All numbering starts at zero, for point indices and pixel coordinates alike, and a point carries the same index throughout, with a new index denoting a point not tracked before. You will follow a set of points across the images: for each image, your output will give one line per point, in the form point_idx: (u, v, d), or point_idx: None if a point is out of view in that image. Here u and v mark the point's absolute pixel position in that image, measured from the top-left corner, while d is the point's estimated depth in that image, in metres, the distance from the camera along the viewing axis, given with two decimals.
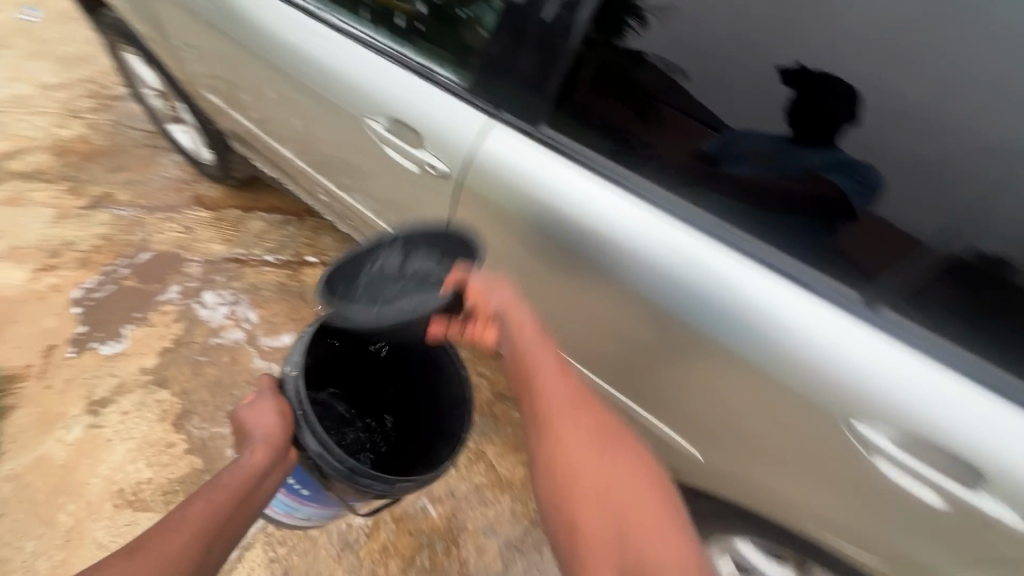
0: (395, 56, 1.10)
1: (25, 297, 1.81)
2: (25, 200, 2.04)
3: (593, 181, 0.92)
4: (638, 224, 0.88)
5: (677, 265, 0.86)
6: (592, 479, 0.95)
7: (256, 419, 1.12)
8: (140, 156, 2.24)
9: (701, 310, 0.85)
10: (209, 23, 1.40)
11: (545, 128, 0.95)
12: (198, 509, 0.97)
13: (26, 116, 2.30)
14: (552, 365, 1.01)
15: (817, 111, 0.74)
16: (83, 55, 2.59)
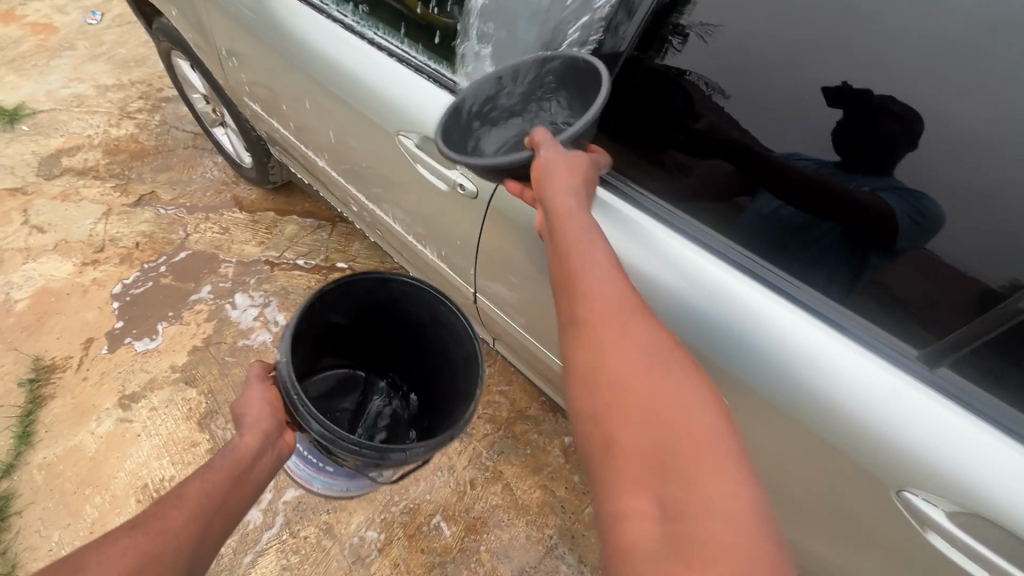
0: (431, 74, 1.10)
1: (70, 290, 1.88)
2: (76, 196, 2.13)
3: (619, 206, 0.89)
4: (663, 252, 0.84)
5: (699, 297, 0.81)
6: (629, 388, 0.59)
7: (246, 403, 1.06)
8: (185, 157, 2.31)
9: (726, 347, 0.79)
10: (253, 32, 1.42)
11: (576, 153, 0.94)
12: (195, 487, 0.88)
13: (82, 115, 2.40)
14: (610, 278, 0.69)
15: (865, 136, 0.70)
16: (138, 57, 2.70)
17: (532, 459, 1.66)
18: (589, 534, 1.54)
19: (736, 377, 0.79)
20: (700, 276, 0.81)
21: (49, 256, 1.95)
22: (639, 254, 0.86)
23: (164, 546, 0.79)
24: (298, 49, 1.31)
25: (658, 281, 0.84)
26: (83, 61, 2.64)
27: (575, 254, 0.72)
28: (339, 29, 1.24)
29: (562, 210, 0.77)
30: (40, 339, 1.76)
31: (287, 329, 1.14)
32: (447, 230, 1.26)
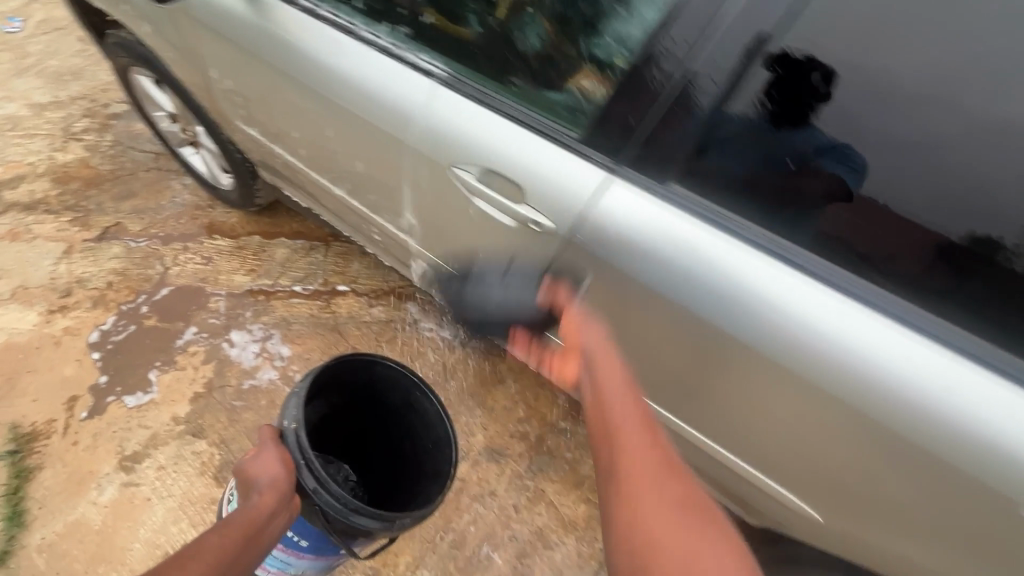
0: (483, 98, 0.95)
1: (39, 342, 1.67)
2: (28, 234, 1.89)
3: (722, 238, 0.87)
4: (773, 285, 0.85)
5: (778, 311, 0.85)
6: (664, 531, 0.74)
7: (260, 466, 1.01)
8: (148, 180, 2.09)
9: (843, 372, 0.84)
10: (228, 39, 1.18)
11: (673, 185, 0.88)
12: (213, 543, 0.88)
13: (20, 140, 2.13)
14: (641, 429, 0.84)
15: (793, 101, 0.76)
16: (74, 69, 2.41)
17: (571, 474, 1.63)
18: None
19: (816, 377, 0.86)
20: (781, 291, 0.85)
21: (8, 306, 1.73)
22: (751, 288, 0.86)
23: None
24: (298, 59, 1.09)
25: (734, 295, 0.87)
26: (9, 76, 2.34)
27: (616, 413, 0.85)
28: (353, 42, 1.04)
29: (599, 355, 0.90)
30: (13, 403, 1.56)
31: (292, 397, 1.09)
32: (502, 266, 1.13)
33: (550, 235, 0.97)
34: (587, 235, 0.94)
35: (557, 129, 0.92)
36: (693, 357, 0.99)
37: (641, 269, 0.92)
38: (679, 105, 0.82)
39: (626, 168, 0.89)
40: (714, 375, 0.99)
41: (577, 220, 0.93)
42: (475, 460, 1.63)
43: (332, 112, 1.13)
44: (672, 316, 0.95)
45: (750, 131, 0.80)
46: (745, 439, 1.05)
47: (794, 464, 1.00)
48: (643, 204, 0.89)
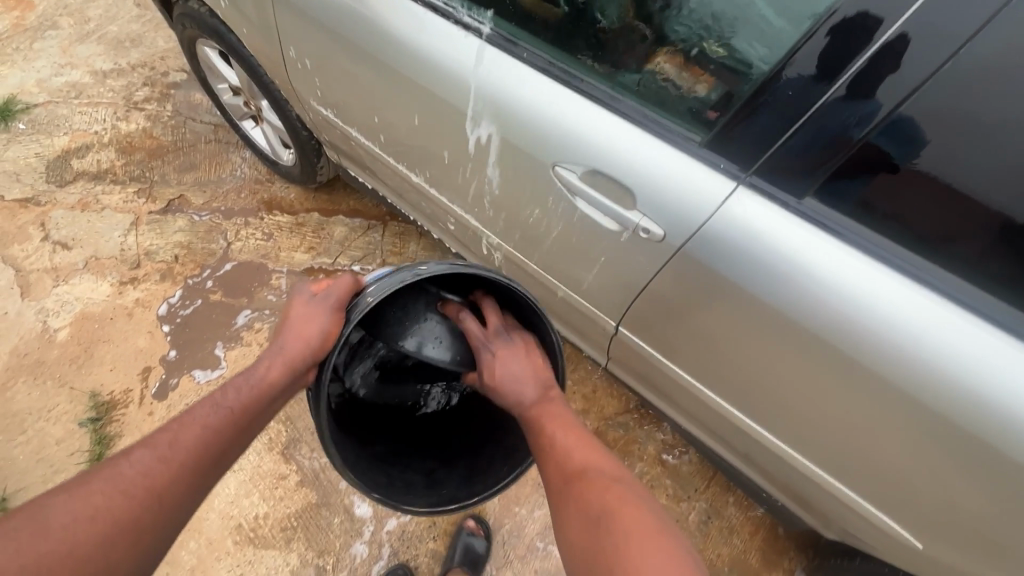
0: (603, 98, 0.86)
1: (112, 313, 1.72)
2: (97, 204, 1.92)
3: (809, 230, 0.79)
4: (857, 281, 0.78)
5: (884, 326, 0.79)
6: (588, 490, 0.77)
7: (298, 322, 0.91)
8: (209, 153, 2.09)
9: (916, 371, 0.79)
10: (312, 17, 1.15)
11: (805, 200, 0.78)
12: (198, 426, 0.79)
13: (85, 108, 2.15)
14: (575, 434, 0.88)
15: (884, 85, 0.65)
16: (133, 35, 2.39)
17: (630, 470, 1.62)
18: (698, 542, 1.54)
19: (914, 391, 0.81)
20: (892, 305, 0.78)
21: (82, 276, 1.78)
22: (827, 281, 0.80)
23: (139, 513, 0.70)
24: (390, 45, 1.05)
25: (836, 305, 0.80)
26: (72, 42, 2.34)
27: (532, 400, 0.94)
28: (456, 29, 0.96)
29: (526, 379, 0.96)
30: (92, 371, 1.61)
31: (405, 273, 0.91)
32: (600, 270, 1.06)
33: (659, 242, 0.88)
34: (694, 245, 0.86)
35: (670, 127, 0.82)
36: (750, 342, 0.95)
37: (711, 257, 0.86)
38: (776, 98, 0.72)
39: (754, 178, 0.79)
40: (767, 361, 0.95)
41: (690, 238, 0.86)
42: None
43: (418, 99, 1.09)
44: (757, 319, 0.90)
45: (801, 99, 0.70)
46: (817, 447, 1.02)
47: (840, 453, 0.98)
48: (760, 211, 0.80)
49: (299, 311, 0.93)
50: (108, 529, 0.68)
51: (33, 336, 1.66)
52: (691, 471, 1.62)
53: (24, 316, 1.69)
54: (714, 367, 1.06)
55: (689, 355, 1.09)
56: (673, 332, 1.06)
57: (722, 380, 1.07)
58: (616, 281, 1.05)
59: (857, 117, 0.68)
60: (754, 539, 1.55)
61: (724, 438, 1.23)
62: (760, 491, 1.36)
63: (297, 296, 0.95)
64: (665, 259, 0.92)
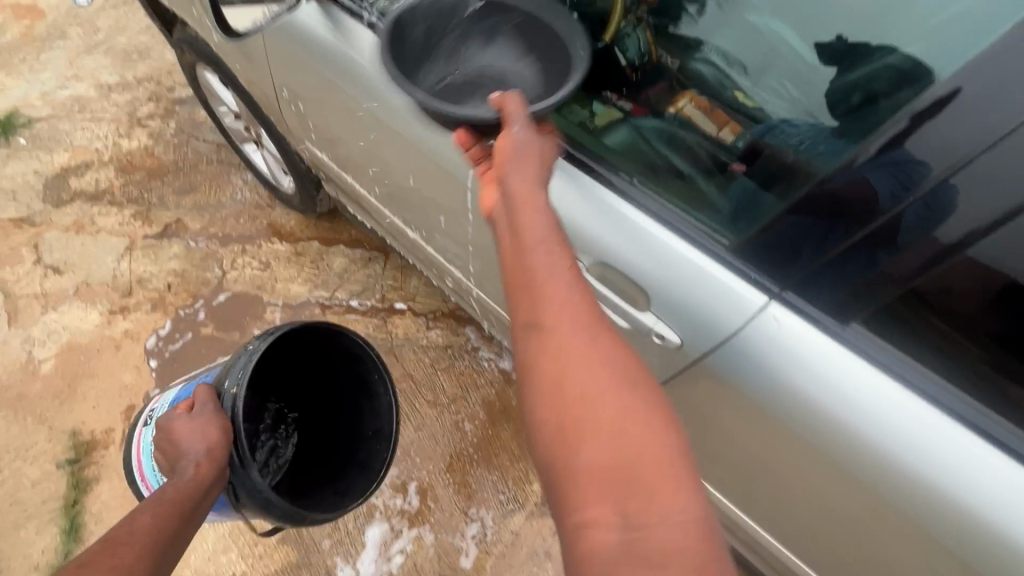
0: (621, 184, 0.75)
1: (99, 345, 1.65)
2: (91, 226, 1.86)
3: (833, 346, 0.66)
4: (883, 408, 0.65)
5: (918, 464, 0.65)
6: (597, 417, 0.53)
7: (194, 431, 0.96)
8: (210, 174, 2.02)
9: (944, 515, 0.66)
10: (307, 63, 1.06)
11: (848, 325, 0.65)
12: (147, 519, 0.82)
13: (88, 123, 2.10)
14: (574, 307, 0.57)
15: (961, 214, 0.53)
16: (141, 48, 2.33)
17: None
18: None
19: (942, 536, 0.67)
20: (939, 450, 0.64)
21: (70, 303, 1.71)
22: (847, 404, 0.66)
23: None
24: (388, 101, 0.95)
25: (874, 444, 0.66)
26: (78, 53, 2.30)
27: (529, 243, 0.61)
28: (456, 91, 0.86)
29: (519, 191, 0.65)
30: (73, 408, 1.55)
31: (242, 359, 1.07)
32: None
33: (675, 348, 0.75)
34: (713, 354, 0.72)
35: (697, 223, 0.70)
36: (749, 444, 0.82)
37: (710, 358, 0.73)
38: (831, 193, 0.59)
39: (790, 294, 0.67)
40: (767, 464, 0.82)
41: (711, 350, 0.72)
42: (531, 512, 1.52)
43: (416, 158, 1.00)
44: (774, 439, 0.76)
45: (862, 198, 0.58)
46: (821, 559, 0.90)
47: (841, 565, 0.87)
48: (786, 328, 0.67)
49: (181, 427, 0.97)
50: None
51: (17, 367, 1.60)
52: None
53: (9, 345, 1.64)
54: (712, 461, 0.94)
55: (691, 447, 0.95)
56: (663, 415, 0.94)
57: (712, 469, 0.95)
58: None
59: (918, 245, 0.57)
60: None
61: (730, 532, 1.12)
62: None
63: (169, 423, 0.99)
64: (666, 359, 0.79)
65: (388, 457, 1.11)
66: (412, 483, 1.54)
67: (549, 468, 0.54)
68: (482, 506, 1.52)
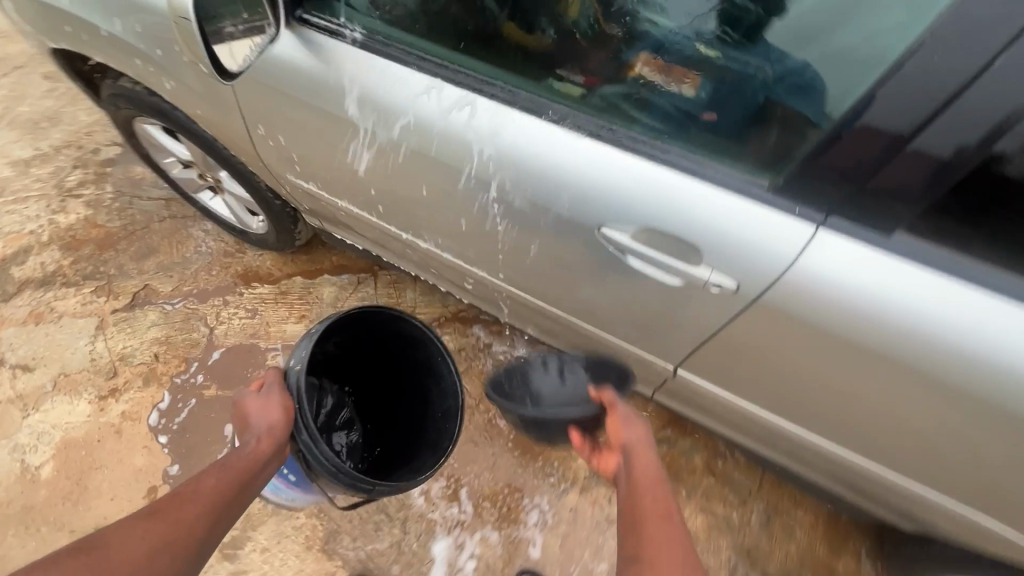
0: (649, 151, 0.78)
1: (98, 434, 1.55)
2: (51, 313, 1.72)
3: (879, 254, 0.71)
4: (932, 300, 0.70)
5: (970, 345, 0.71)
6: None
7: (259, 408, 0.96)
8: (166, 232, 1.91)
9: (997, 384, 0.72)
10: (285, 94, 1.02)
11: (898, 234, 0.69)
12: (209, 482, 0.83)
13: (14, 205, 1.92)
14: (678, 550, 0.74)
15: (969, 126, 0.57)
16: (50, 114, 2.15)
17: (682, 485, 1.59)
18: (764, 545, 1.52)
19: (996, 402, 0.75)
20: (993, 332, 0.69)
21: (53, 399, 1.59)
22: (898, 305, 0.71)
23: (177, 538, 0.75)
24: (388, 117, 0.94)
25: (929, 338, 0.72)
26: None
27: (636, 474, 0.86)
28: (466, 91, 0.86)
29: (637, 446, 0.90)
30: (90, 506, 1.45)
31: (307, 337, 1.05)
32: (658, 324, 0.97)
33: (733, 292, 0.79)
34: (771, 292, 0.77)
35: (737, 173, 0.74)
36: (805, 365, 0.87)
37: (764, 292, 0.77)
38: (851, 126, 0.64)
39: (837, 219, 0.70)
40: (822, 380, 0.88)
41: (767, 287, 0.77)
42: (583, 486, 1.56)
43: (426, 168, 0.99)
44: (834, 356, 0.81)
45: (884, 124, 0.61)
46: (880, 451, 0.98)
47: (898, 451, 0.95)
48: (837, 250, 0.71)
49: (247, 405, 0.98)
50: (155, 551, 0.72)
51: (13, 479, 1.48)
52: (741, 475, 1.61)
53: None
54: (765, 389, 0.99)
55: (747, 385, 1.00)
56: (716, 358, 0.98)
57: (767, 395, 1.00)
58: (671, 332, 0.97)
59: (913, 169, 0.62)
60: (816, 529, 1.54)
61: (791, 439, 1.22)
62: (819, 487, 1.38)
63: (240, 399, 1.00)
64: (720, 302, 0.83)
65: (457, 434, 1.09)
66: (463, 489, 1.54)
67: None
68: (536, 494, 1.54)
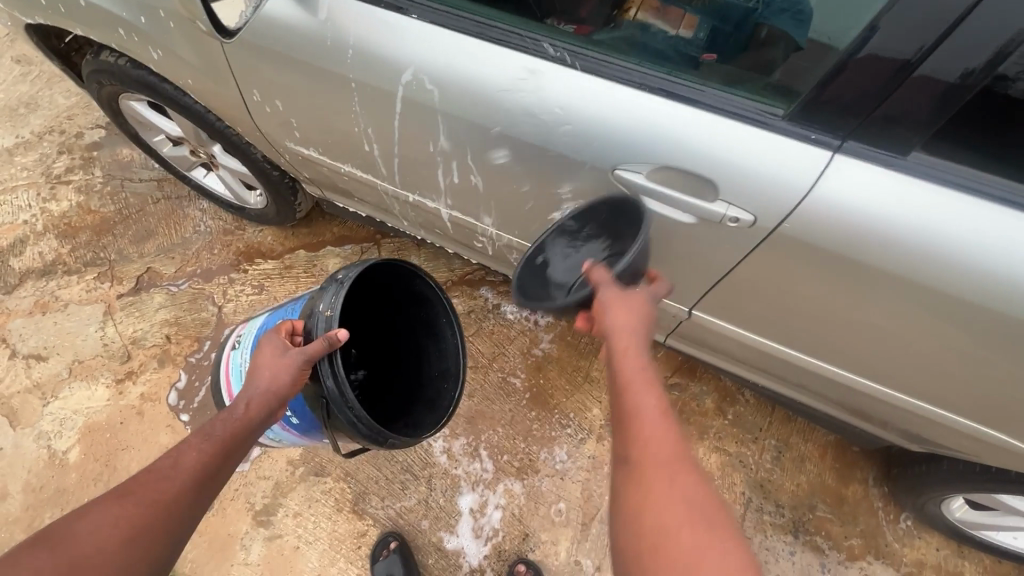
0: (661, 88, 0.77)
1: (120, 416, 1.57)
2: (57, 302, 1.71)
3: (893, 176, 0.71)
4: (946, 218, 0.71)
5: (982, 261, 0.72)
6: (666, 506, 0.65)
7: (267, 364, 0.93)
8: (162, 214, 1.88)
9: (1006, 299, 0.75)
10: (280, 56, 0.99)
11: (912, 154, 0.70)
12: (190, 456, 0.81)
13: (3, 196, 1.88)
14: (670, 447, 0.69)
15: (972, 47, 0.59)
16: (27, 100, 2.08)
17: (695, 427, 1.64)
18: (777, 478, 1.58)
19: (1004, 317, 0.77)
20: (1003, 245, 0.71)
21: (71, 385, 1.60)
22: (913, 224, 0.72)
23: (153, 519, 0.73)
24: (389, 72, 0.92)
25: (944, 257, 0.73)
26: None
27: (625, 374, 0.77)
28: (471, 38, 0.85)
29: (610, 316, 0.82)
30: None
31: (335, 287, 1.03)
32: (671, 266, 0.98)
33: (748, 225, 0.80)
34: (787, 222, 0.77)
35: (749, 104, 0.74)
36: (816, 296, 0.88)
37: (779, 224, 0.78)
38: (858, 52, 0.65)
39: (852, 144, 0.71)
40: (834, 310, 0.89)
41: (782, 220, 0.77)
42: (600, 435, 1.60)
43: (430, 124, 0.98)
44: (849, 284, 0.83)
45: (890, 49, 0.63)
46: (887, 378, 1.01)
47: (904, 377, 0.98)
48: (859, 175, 0.72)
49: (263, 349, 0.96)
50: (127, 535, 0.71)
51: (42, 465, 1.50)
52: (751, 413, 1.66)
53: (23, 447, 1.52)
54: (775, 325, 1.01)
55: (764, 322, 1.01)
56: (726, 296, 1.00)
57: (776, 332, 1.02)
58: (680, 270, 0.98)
59: (924, 93, 0.64)
60: (825, 460, 1.61)
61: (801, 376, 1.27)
62: (827, 418, 1.43)
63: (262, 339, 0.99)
64: (734, 238, 0.84)
65: (456, 394, 1.12)
66: (483, 445, 1.58)
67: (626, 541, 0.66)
68: (555, 446, 1.58)
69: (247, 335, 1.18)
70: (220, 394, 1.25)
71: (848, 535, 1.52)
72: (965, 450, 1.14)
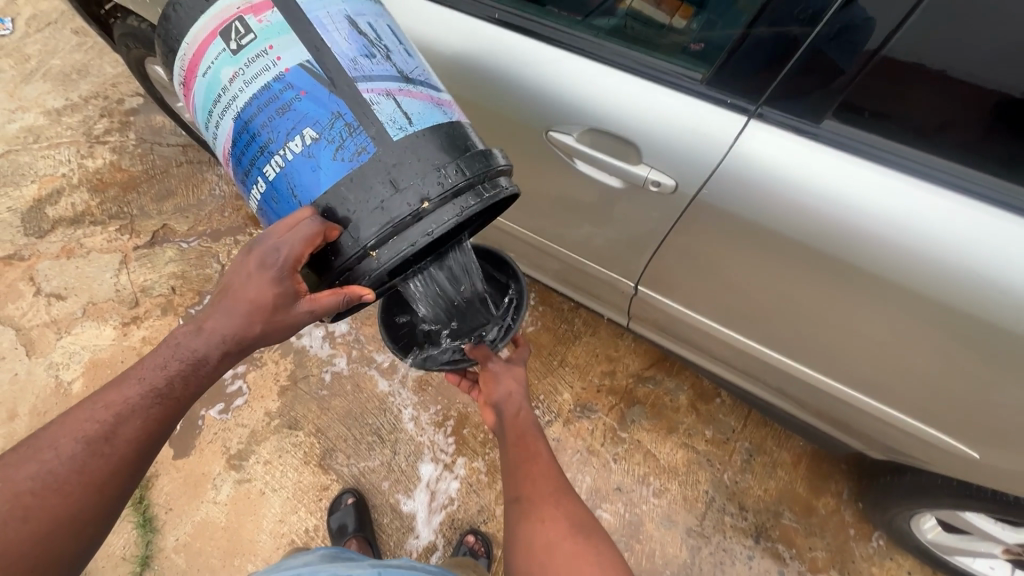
0: (609, 56, 0.93)
1: (122, 355, 1.69)
2: (81, 248, 1.87)
3: (805, 143, 0.84)
4: (843, 183, 0.83)
5: (876, 223, 0.83)
6: (546, 526, 0.81)
7: (258, 306, 0.75)
8: (183, 176, 2.02)
9: (898, 263, 0.85)
10: None
11: (825, 123, 0.82)
12: (129, 430, 0.70)
13: (47, 151, 2.06)
14: (551, 483, 0.88)
15: (860, 22, 0.73)
16: (79, 68, 2.28)
17: (665, 422, 1.62)
18: (744, 482, 1.54)
19: (902, 280, 0.86)
20: (894, 211, 0.82)
21: (82, 324, 1.74)
22: (821, 182, 0.84)
23: (76, 508, 0.66)
24: None
25: (841, 217, 0.85)
26: (17, 84, 2.23)
27: (520, 431, 0.99)
28: (460, 13, 1.02)
29: (508, 390, 1.05)
30: None
31: (410, 225, 0.77)
32: (624, 227, 1.14)
33: (671, 190, 0.96)
34: (708, 182, 0.92)
35: (679, 71, 0.89)
36: (750, 256, 1.00)
37: (708, 181, 0.92)
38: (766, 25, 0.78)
39: (766, 109, 0.85)
40: (765, 273, 1.01)
41: (703, 185, 0.93)
42: (567, 419, 1.62)
43: None
44: (766, 246, 0.96)
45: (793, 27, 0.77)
46: (820, 352, 1.10)
47: (829, 350, 1.08)
48: (801, 151, 0.85)
49: (258, 277, 0.74)
50: (41, 528, 0.64)
51: (48, 392, 1.64)
52: (726, 415, 1.63)
53: (34, 374, 1.67)
54: (722, 289, 1.12)
55: (724, 289, 1.12)
56: (679, 260, 1.13)
57: (721, 295, 1.14)
58: (636, 229, 1.12)
59: (828, 64, 0.77)
60: (798, 469, 1.56)
61: (756, 374, 1.29)
62: (796, 422, 1.39)
63: (263, 250, 0.75)
64: (672, 200, 0.99)
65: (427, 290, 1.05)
66: (451, 417, 1.61)
67: (518, 556, 0.81)
68: None
69: (260, 67, 0.77)
70: (191, 30, 0.82)
71: (813, 546, 1.46)
72: (905, 453, 1.17)
